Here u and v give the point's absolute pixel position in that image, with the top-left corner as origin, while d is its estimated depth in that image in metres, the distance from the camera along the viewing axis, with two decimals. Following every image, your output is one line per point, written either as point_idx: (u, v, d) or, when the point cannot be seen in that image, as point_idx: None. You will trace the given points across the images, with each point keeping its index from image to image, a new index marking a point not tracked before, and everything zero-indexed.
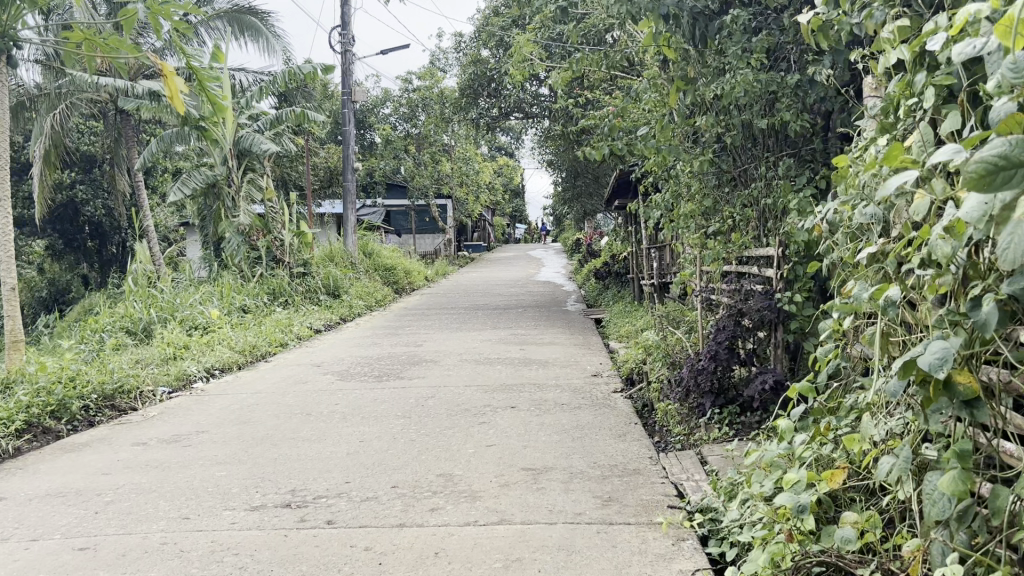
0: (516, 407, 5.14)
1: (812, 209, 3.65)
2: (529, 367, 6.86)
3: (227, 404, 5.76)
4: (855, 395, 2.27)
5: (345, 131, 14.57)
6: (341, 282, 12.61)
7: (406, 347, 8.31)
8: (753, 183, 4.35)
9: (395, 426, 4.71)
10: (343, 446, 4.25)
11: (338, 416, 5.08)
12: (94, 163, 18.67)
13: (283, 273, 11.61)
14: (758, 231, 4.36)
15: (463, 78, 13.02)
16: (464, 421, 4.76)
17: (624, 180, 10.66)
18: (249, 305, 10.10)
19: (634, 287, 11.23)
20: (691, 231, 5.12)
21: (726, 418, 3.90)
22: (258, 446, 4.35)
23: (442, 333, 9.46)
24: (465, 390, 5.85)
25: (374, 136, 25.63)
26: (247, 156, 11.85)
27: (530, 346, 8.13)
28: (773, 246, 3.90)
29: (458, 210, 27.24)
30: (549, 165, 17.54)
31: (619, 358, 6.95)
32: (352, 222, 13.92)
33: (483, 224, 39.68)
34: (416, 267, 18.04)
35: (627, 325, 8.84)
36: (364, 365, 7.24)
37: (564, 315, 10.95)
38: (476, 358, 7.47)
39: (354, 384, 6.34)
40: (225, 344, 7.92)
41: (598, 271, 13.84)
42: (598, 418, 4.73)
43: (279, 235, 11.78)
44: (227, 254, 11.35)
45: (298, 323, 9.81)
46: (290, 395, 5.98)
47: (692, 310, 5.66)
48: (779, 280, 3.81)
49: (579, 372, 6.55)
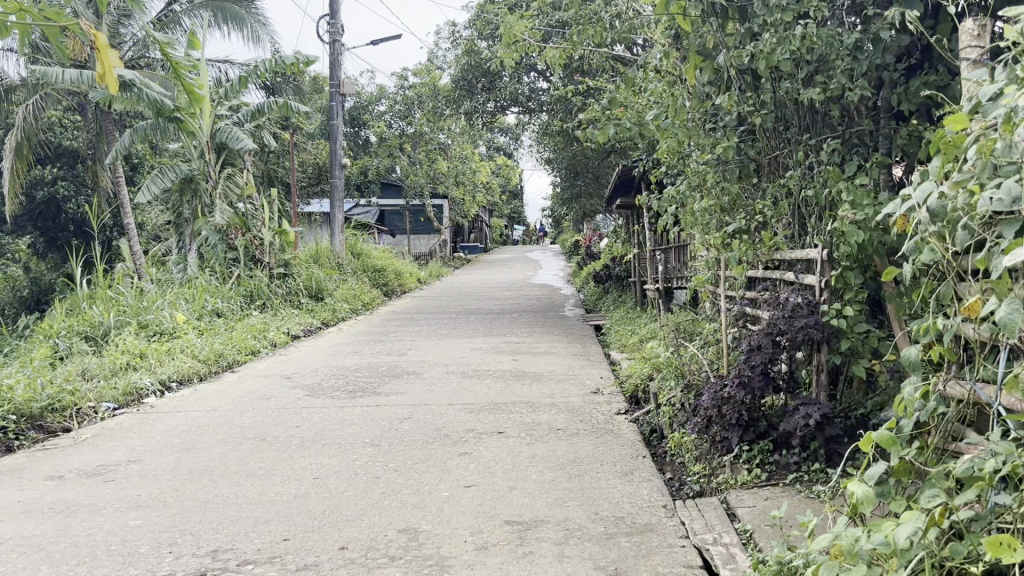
0: (504, 432, 4.42)
1: (871, 200, 3.02)
2: (521, 381, 6.14)
3: (174, 424, 5.04)
4: (983, 465, 1.64)
5: (333, 125, 13.82)
6: (325, 283, 11.88)
7: (389, 356, 7.59)
8: (789, 172, 3.67)
9: (360, 457, 3.98)
10: (292, 485, 3.52)
11: (297, 443, 4.35)
12: (78, 159, 17.81)
13: (262, 274, 10.82)
14: (792, 229, 3.69)
15: (456, 70, 12.24)
16: (440, 451, 4.04)
17: (627, 177, 9.91)
18: (223, 308, 9.36)
19: (637, 291, 10.49)
20: (709, 230, 4.38)
21: (757, 456, 3.24)
22: (192, 483, 3.63)
23: (429, 340, 8.73)
24: (447, 409, 5.12)
25: (368, 133, 24.88)
26: (226, 149, 11.17)
27: (525, 357, 7.39)
28: (816, 249, 3.24)
29: (454, 210, 26.51)
30: (548, 163, 16.83)
31: (622, 371, 6.22)
32: (339, 221, 13.16)
33: (480, 224, 38.90)
34: (408, 268, 17.30)
35: (630, 333, 8.10)
36: (338, 377, 6.52)
37: (561, 321, 10.22)
38: (463, 370, 6.74)
39: (323, 400, 5.61)
40: (189, 353, 7.18)
41: (598, 274, 13.10)
42: (599, 448, 4.02)
43: (259, 233, 11.03)
44: (203, 254, 10.60)
45: (274, 328, 9.09)
46: (248, 414, 5.25)
47: (707, 321, 4.94)
48: (824, 290, 3.16)
49: (577, 388, 5.83)
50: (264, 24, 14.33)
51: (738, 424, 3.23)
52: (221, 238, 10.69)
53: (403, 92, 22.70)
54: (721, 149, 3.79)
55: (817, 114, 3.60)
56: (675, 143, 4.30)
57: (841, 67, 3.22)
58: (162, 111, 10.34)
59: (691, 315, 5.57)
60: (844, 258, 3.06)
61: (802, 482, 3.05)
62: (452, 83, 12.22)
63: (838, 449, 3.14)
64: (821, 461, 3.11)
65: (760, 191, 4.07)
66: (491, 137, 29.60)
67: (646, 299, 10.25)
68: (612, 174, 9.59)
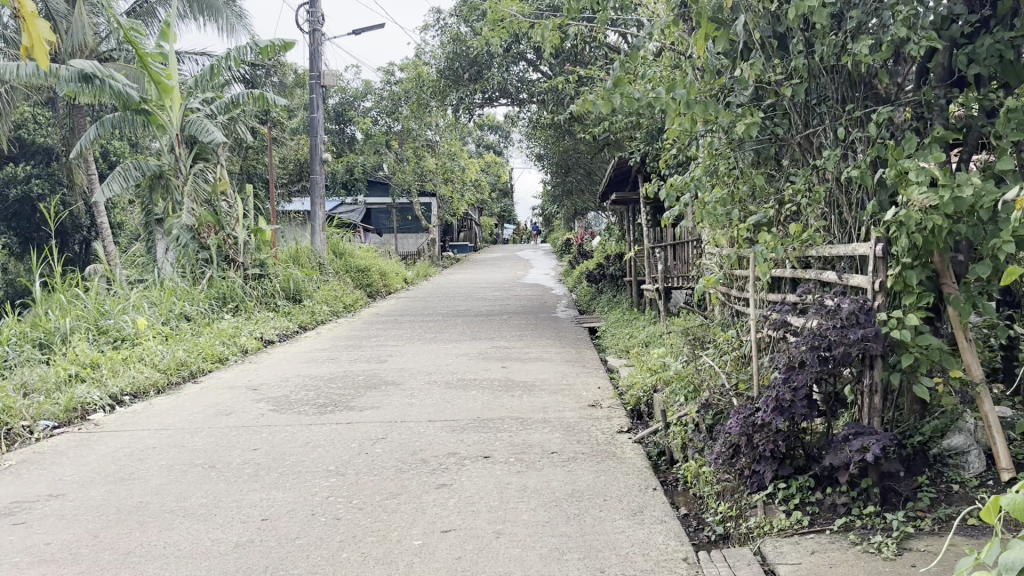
0: (491, 457, 3.83)
1: (938, 181, 2.47)
2: (511, 393, 5.54)
3: (116, 445, 4.43)
4: None
5: (313, 118, 13.19)
6: (304, 285, 11.27)
7: (367, 364, 6.98)
8: (827, 152, 3.11)
9: (320, 492, 3.39)
10: (234, 531, 2.93)
11: (250, 472, 3.75)
12: (53, 157, 17.11)
13: (235, 275, 10.20)
14: (830, 222, 3.15)
15: (443, 59, 11.60)
16: (415, 484, 3.44)
17: (624, 169, 9.33)
18: (192, 311, 8.74)
19: (634, 291, 9.91)
20: (725, 225, 3.82)
21: (795, 494, 2.68)
22: (116, 526, 3.04)
23: (412, 345, 8.13)
24: (426, 429, 4.52)
25: (354, 130, 24.23)
26: (198, 143, 10.53)
27: (514, 364, 6.80)
28: (868, 245, 2.69)
29: (443, 208, 25.84)
30: (539, 158, 16.26)
31: (622, 381, 5.64)
32: (319, 218, 12.55)
33: (469, 223, 38.18)
34: (394, 268, 16.67)
35: (628, 338, 7.52)
36: (309, 388, 5.92)
37: (553, 324, 9.64)
38: (448, 379, 6.14)
39: (288, 417, 5.01)
40: (148, 362, 6.57)
41: (592, 273, 12.52)
42: (602, 479, 3.43)
43: (232, 232, 10.41)
44: (174, 254, 10.01)
45: (245, 333, 8.47)
46: (203, 433, 4.64)
47: (722, 327, 4.37)
48: (879, 293, 2.62)
49: (573, 400, 5.24)
50: (239, 15, 13.76)
51: (774, 456, 2.68)
52: (193, 238, 10.04)
53: (390, 87, 22.09)
54: (743, 129, 3.17)
55: (856, 80, 3.05)
56: (681, 127, 3.71)
57: (904, 14, 2.66)
58: (128, 104, 9.77)
59: (700, 320, 5.00)
60: (905, 255, 2.51)
61: (855, 529, 2.48)
62: (437, 73, 11.60)
63: (893, 487, 2.58)
64: (875, 502, 2.54)
65: (784, 181, 3.52)
66: (480, 133, 28.98)
67: (644, 300, 9.67)
68: (608, 167, 9.01)
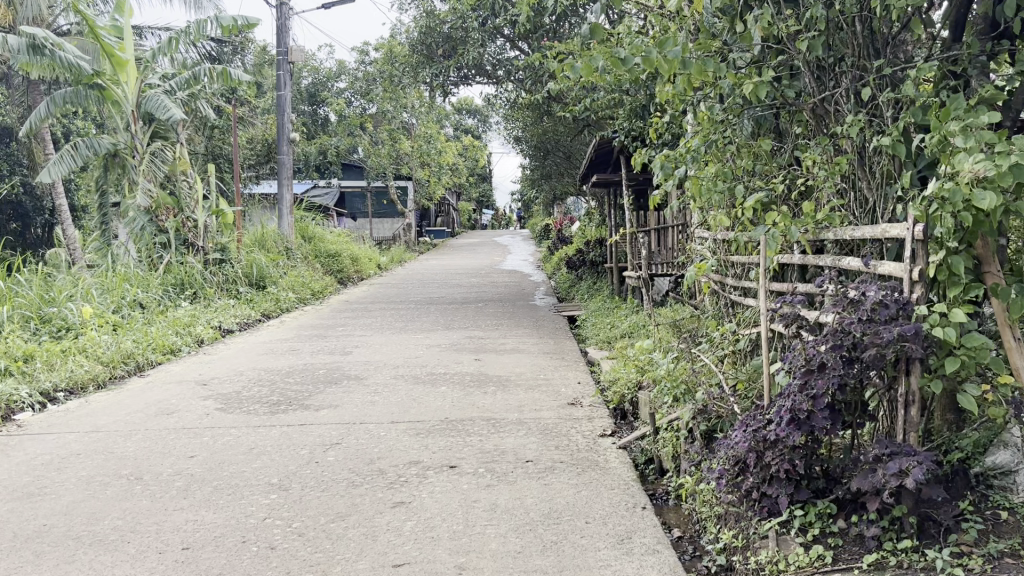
0: (457, 467, 3.37)
1: (994, 146, 2.02)
2: (483, 389, 5.08)
3: (36, 451, 3.93)
4: None
5: (280, 96, 12.59)
6: (269, 271, 10.71)
7: (330, 356, 6.49)
8: (848, 118, 2.66)
9: (256, 512, 2.91)
10: (145, 565, 2.45)
11: (180, 486, 3.26)
12: (10, 136, 16.36)
13: (195, 260, 9.64)
14: (852, 202, 2.70)
15: (415, 33, 11.03)
16: (368, 502, 2.97)
17: (606, 150, 8.86)
18: (146, 298, 8.19)
19: (615, 279, 9.47)
20: (723, 206, 3.38)
21: (813, 523, 2.25)
22: (8, 557, 2.55)
23: (380, 335, 7.64)
24: (387, 432, 4.05)
25: (328, 111, 23.61)
26: (156, 119, 9.91)
27: (488, 356, 6.34)
28: (905, 225, 2.23)
29: (419, 192, 25.26)
30: (517, 141, 15.83)
31: (603, 376, 5.20)
32: (286, 200, 12.01)
33: (446, 207, 37.63)
34: (367, 253, 16.13)
35: (610, 328, 7.10)
36: (263, 384, 5.43)
37: (530, 312, 9.19)
38: (415, 373, 5.67)
39: (236, 417, 4.52)
40: (90, 354, 6.04)
41: (571, 260, 12.06)
42: (583, 495, 2.98)
43: (192, 214, 9.86)
44: (129, 236, 9.47)
45: (202, 322, 7.94)
46: (137, 436, 4.15)
47: (717, 321, 3.94)
48: (918, 283, 2.15)
49: (550, 398, 4.80)
50: None
51: (789, 476, 2.24)
52: (150, 220, 9.47)
53: (364, 68, 21.47)
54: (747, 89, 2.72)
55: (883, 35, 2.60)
56: (672, 92, 3.27)
57: None
58: (80, 77, 9.05)
59: (690, 311, 4.57)
60: (950, 238, 2.07)
61: (889, 569, 2.04)
62: (409, 47, 11.04)
63: (932, 515, 2.14)
64: (911, 533, 2.10)
65: (792, 155, 3.08)
66: (458, 116, 28.42)
67: (626, 287, 9.25)
68: (590, 148, 8.54)
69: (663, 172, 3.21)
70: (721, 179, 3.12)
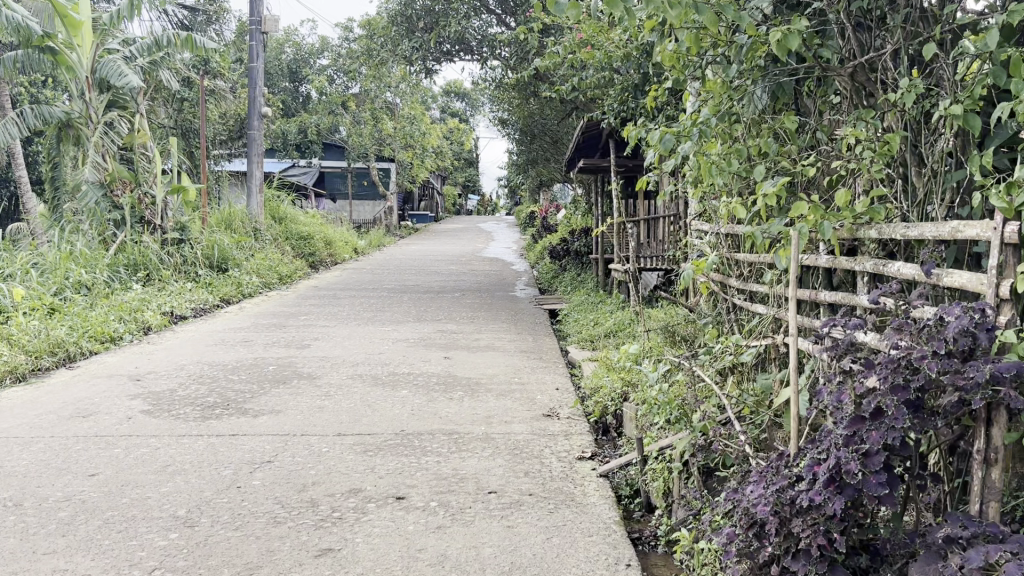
0: (405, 499, 2.81)
1: None
2: (447, 394, 4.51)
3: None
4: None
5: (251, 68, 11.90)
6: (232, 252, 10.05)
7: (285, 351, 5.88)
8: (897, 87, 2.10)
9: (146, 560, 2.33)
10: None
11: (63, 517, 2.66)
12: None
13: (151, 240, 8.97)
14: (897, 191, 2.15)
15: (394, 4, 10.39)
16: (287, 549, 2.40)
17: (595, 134, 8.32)
18: (92, 279, 7.53)
19: (599, 271, 8.93)
20: (730, 193, 2.82)
21: None
22: None
23: (344, 327, 7.03)
24: (330, 449, 3.46)
25: (309, 89, 22.84)
26: (112, 87, 9.16)
27: (459, 354, 5.76)
28: (983, 224, 1.67)
29: (401, 175, 24.54)
30: (502, 123, 15.25)
31: (585, 382, 4.65)
32: (256, 178, 11.38)
33: (431, 193, 36.94)
34: (343, 236, 15.48)
35: (593, 326, 6.55)
36: (202, 383, 4.82)
37: (509, 304, 8.63)
38: (375, 373, 5.09)
39: (161, 423, 3.92)
40: (14, 342, 5.39)
41: (554, 249, 11.51)
42: (555, 546, 2.42)
43: (150, 190, 9.18)
44: (80, 211, 8.77)
45: (151, 307, 7.29)
46: (38, 445, 3.54)
47: (717, 328, 3.41)
48: (1003, 301, 1.58)
49: (524, 408, 4.23)
50: None
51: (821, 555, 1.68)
52: (104, 195, 8.83)
53: (347, 45, 20.78)
54: (777, 38, 2.15)
55: None
56: (675, 51, 2.71)
57: None
58: (29, 39, 8.16)
59: (686, 314, 4.02)
60: None
61: None
62: (389, 19, 10.39)
63: None
64: None
65: (817, 134, 2.52)
66: (443, 98, 27.72)
67: (611, 280, 8.71)
68: (576, 131, 7.99)
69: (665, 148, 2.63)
70: (736, 157, 2.55)
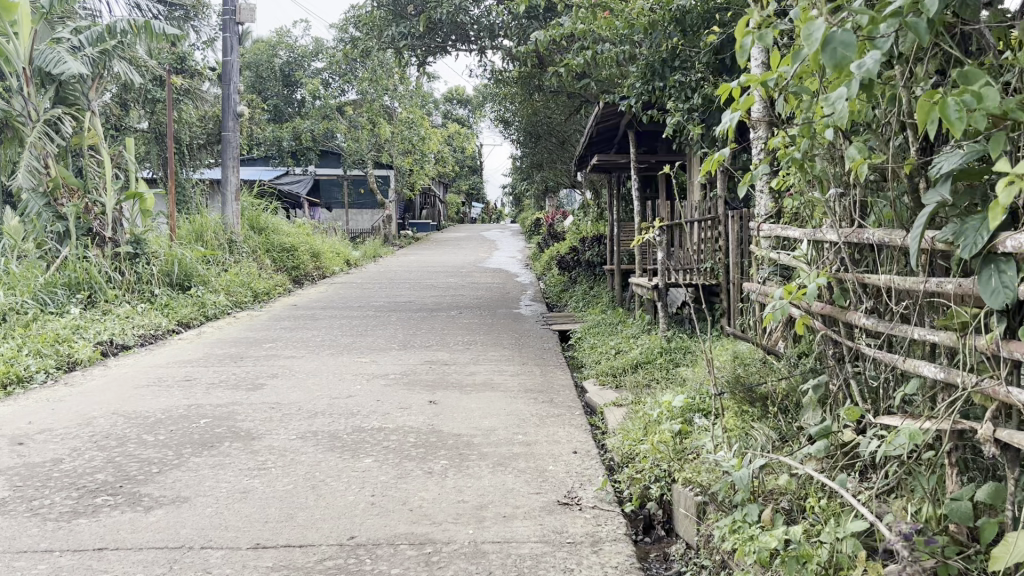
0: None
1: None
2: (425, 467, 3.28)
3: None
4: None
5: (224, 62, 10.63)
6: (197, 268, 8.84)
7: (229, 395, 4.64)
8: None
9: None
10: None
11: None
12: None
13: (98, 256, 7.76)
14: None
15: None
16: None
17: (609, 125, 7.15)
18: (17, 304, 6.33)
19: (617, 285, 7.72)
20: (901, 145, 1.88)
21: None
22: None
23: (313, 359, 5.80)
24: None
25: (302, 93, 21.66)
26: (56, 82, 7.92)
27: (448, 398, 4.52)
28: None
29: (400, 182, 23.33)
30: (506, 122, 14.10)
31: (612, 444, 3.44)
32: (231, 185, 10.21)
33: (433, 201, 35.71)
34: (332, 247, 14.26)
35: (614, 355, 5.33)
36: (101, 449, 3.60)
37: (512, 325, 7.41)
38: (334, 429, 3.86)
39: (5, 524, 2.71)
40: None
41: (563, 260, 10.29)
42: None
43: (100, 198, 7.97)
44: (16, 223, 7.56)
45: (84, 337, 6.06)
46: None
47: (825, 395, 2.27)
48: None
49: (532, 488, 3.00)
50: None
51: None
52: (47, 205, 7.61)
53: (342, 46, 19.57)
54: None
55: None
56: None
57: None
58: None
59: (763, 360, 2.84)
60: None
61: None
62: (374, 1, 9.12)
63: None
64: None
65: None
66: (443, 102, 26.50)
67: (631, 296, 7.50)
68: (588, 123, 6.82)
69: (837, 64, 1.57)
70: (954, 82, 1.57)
